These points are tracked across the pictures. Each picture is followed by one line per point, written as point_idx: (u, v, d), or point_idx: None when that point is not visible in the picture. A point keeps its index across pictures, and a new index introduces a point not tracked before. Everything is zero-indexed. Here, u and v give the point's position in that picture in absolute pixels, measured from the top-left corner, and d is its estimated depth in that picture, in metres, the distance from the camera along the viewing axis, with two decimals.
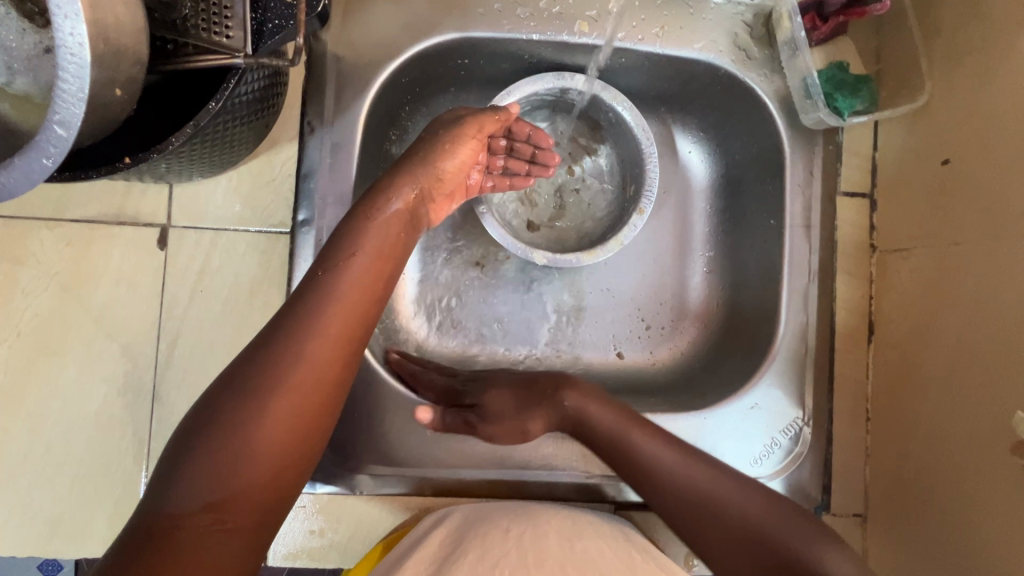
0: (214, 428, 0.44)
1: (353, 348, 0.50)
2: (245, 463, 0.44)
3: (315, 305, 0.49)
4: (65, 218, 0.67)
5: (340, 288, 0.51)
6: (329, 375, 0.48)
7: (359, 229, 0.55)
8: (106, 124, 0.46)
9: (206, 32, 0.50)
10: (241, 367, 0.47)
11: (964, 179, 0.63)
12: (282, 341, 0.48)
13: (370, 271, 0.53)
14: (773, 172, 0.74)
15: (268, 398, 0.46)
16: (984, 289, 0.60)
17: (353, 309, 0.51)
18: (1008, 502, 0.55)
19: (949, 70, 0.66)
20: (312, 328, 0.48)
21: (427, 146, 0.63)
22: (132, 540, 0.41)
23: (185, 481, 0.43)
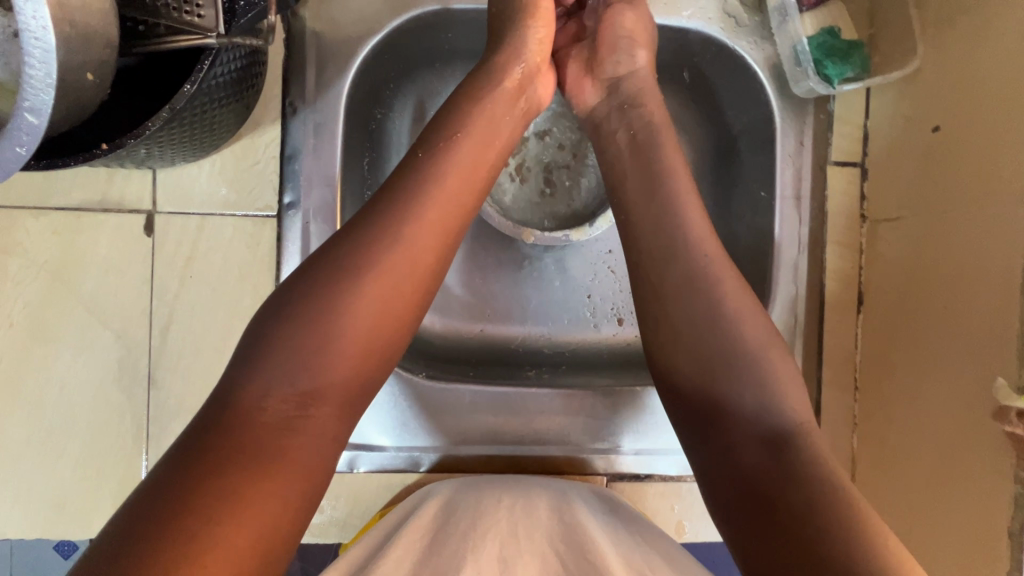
0: (309, 307, 0.47)
1: (431, 265, 0.52)
2: (326, 360, 0.47)
3: (411, 194, 0.52)
4: (50, 206, 0.66)
5: (421, 202, 0.52)
6: (422, 266, 0.51)
7: (438, 150, 0.55)
8: (81, 109, 0.46)
9: (176, 12, 0.48)
10: (316, 270, 0.49)
11: (954, 145, 0.62)
12: (379, 229, 0.50)
13: (450, 193, 0.53)
14: (766, 142, 0.73)
15: (346, 302, 0.48)
16: (970, 256, 0.60)
17: (448, 204, 0.53)
18: (987, 465, 0.57)
19: (943, 33, 0.64)
20: (411, 215, 0.51)
21: (497, 33, 0.64)
22: (228, 408, 0.45)
23: (266, 371, 0.46)
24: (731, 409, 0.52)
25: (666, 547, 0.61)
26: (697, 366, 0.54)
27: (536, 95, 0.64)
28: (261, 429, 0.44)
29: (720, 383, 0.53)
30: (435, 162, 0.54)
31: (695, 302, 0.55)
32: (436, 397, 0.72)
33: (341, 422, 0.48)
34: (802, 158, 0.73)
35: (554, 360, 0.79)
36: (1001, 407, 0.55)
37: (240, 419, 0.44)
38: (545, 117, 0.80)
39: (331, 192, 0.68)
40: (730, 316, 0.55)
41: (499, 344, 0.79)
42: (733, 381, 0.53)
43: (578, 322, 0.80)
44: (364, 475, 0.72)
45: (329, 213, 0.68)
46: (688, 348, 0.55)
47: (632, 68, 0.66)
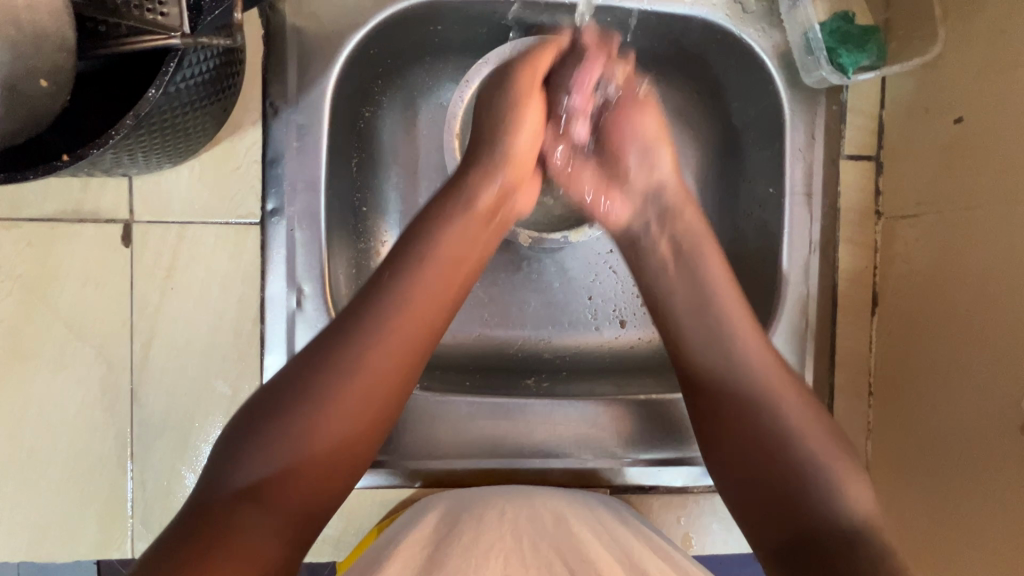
0: (269, 428, 0.46)
1: (400, 382, 0.50)
2: (301, 462, 0.46)
3: (379, 313, 0.50)
4: (22, 217, 0.63)
5: (388, 320, 0.50)
6: (387, 386, 0.49)
7: (413, 260, 0.52)
8: (38, 118, 0.43)
9: (138, 10, 0.45)
10: (300, 366, 0.48)
11: (979, 138, 0.58)
12: (343, 349, 0.48)
13: (419, 309, 0.51)
14: (774, 136, 0.69)
15: (324, 402, 0.47)
16: (998, 257, 0.56)
17: (418, 322, 0.51)
18: (1013, 479, 0.53)
19: (965, 16, 0.60)
20: (376, 333, 0.49)
21: (479, 131, 0.60)
22: (187, 524, 0.44)
23: (243, 466, 0.45)
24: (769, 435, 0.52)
25: (672, 555, 0.59)
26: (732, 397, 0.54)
27: (516, 206, 0.60)
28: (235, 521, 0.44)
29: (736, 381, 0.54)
30: (406, 274, 0.52)
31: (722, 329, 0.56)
32: (436, 410, 0.69)
33: (307, 527, 0.47)
34: (813, 153, 0.69)
35: (555, 366, 0.76)
36: None
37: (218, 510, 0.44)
38: None
39: (317, 198, 0.65)
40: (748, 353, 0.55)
41: (497, 351, 0.76)
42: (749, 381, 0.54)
43: (581, 325, 0.77)
44: (358, 492, 0.69)
45: (314, 219, 0.65)
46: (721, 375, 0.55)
47: (661, 177, 0.61)
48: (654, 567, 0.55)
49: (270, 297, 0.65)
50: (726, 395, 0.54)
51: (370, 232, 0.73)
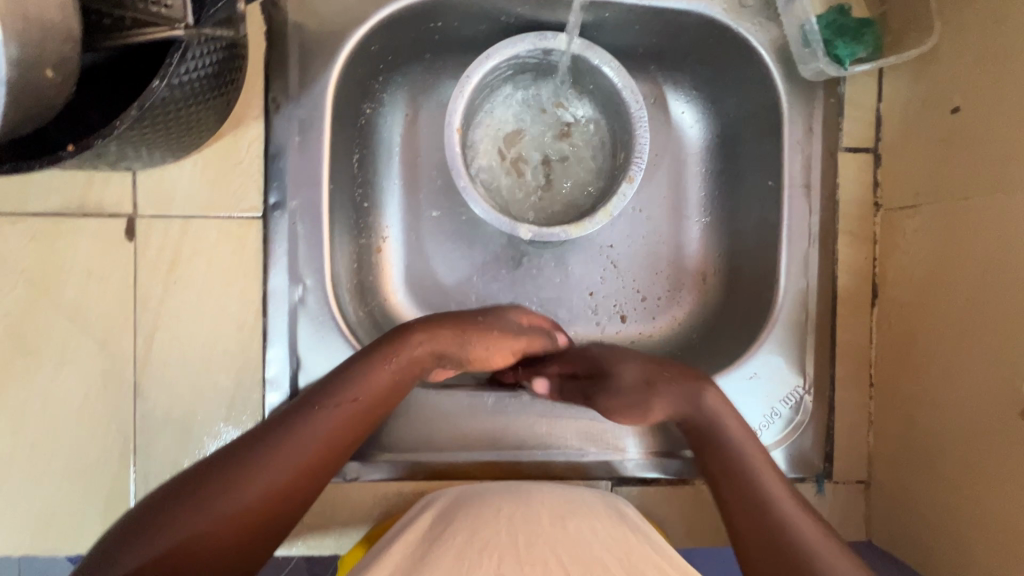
0: (165, 530, 0.46)
1: (301, 502, 0.52)
2: (177, 569, 0.45)
3: (300, 435, 0.53)
4: (28, 212, 0.64)
5: (305, 442, 0.53)
6: (288, 505, 0.51)
7: (341, 392, 0.56)
8: (46, 108, 0.44)
9: (143, 3, 0.45)
10: (198, 474, 0.50)
11: (975, 127, 0.58)
12: (261, 461, 0.50)
13: (334, 438, 0.54)
14: (771, 130, 0.70)
15: (234, 503, 0.48)
16: (995, 244, 0.56)
17: (331, 450, 0.54)
18: (1016, 467, 0.53)
19: (960, 7, 0.60)
20: (293, 453, 0.52)
21: (479, 318, 0.65)
22: None
23: (122, 566, 0.44)
24: (754, 493, 0.56)
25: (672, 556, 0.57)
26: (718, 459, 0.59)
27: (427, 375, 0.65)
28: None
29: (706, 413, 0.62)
30: (332, 405, 0.55)
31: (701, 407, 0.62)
32: (436, 403, 0.69)
33: None
34: (810, 145, 0.70)
35: None
36: None
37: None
38: (547, 110, 0.77)
39: (319, 192, 0.65)
40: (722, 427, 0.60)
41: None
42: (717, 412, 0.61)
43: (582, 320, 0.77)
44: (359, 486, 0.69)
45: (316, 213, 0.66)
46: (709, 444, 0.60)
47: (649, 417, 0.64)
48: (655, 568, 0.53)
49: (273, 291, 0.66)
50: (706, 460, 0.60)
51: (370, 227, 0.73)
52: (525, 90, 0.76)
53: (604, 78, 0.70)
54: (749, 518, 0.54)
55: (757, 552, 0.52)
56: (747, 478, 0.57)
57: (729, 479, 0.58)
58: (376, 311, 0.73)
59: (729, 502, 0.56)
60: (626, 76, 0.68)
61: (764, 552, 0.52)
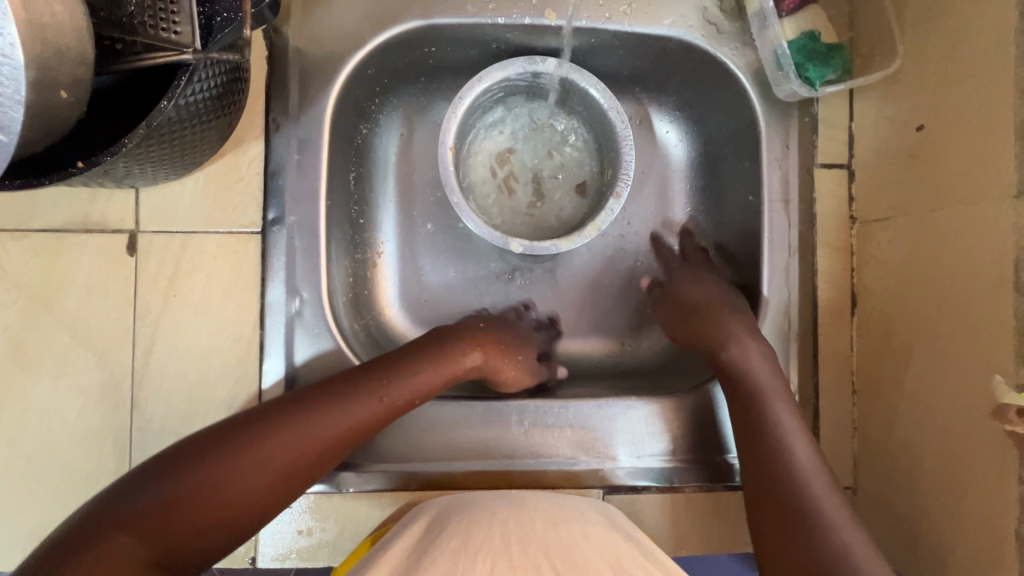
0: (202, 463, 0.52)
1: (316, 468, 0.57)
2: (202, 502, 0.50)
3: (337, 409, 0.57)
4: (32, 227, 0.66)
5: (339, 416, 0.57)
6: (308, 468, 0.56)
7: (389, 376, 0.61)
8: (57, 127, 0.46)
9: (154, 29, 0.49)
10: (253, 420, 0.55)
11: (939, 143, 0.62)
12: (298, 423, 0.55)
13: (364, 418, 0.59)
14: (751, 148, 0.74)
15: (264, 456, 0.53)
16: (962, 252, 0.58)
17: (359, 427, 0.58)
18: (992, 467, 0.54)
19: (919, 33, 0.64)
20: (323, 426, 0.56)
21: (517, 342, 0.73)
22: (85, 524, 0.48)
23: (160, 487, 0.50)
24: (781, 461, 0.59)
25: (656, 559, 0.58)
26: (750, 423, 0.63)
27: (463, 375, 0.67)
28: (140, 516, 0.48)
29: (762, 413, 0.62)
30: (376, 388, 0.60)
31: (749, 372, 0.65)
32: (428, 413, 0.70)
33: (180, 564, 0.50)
34: (788, 161, 0.73)
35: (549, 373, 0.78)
36: (1000, 406, 0.53)
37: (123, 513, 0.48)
38: (538, 130, 0.81)
39: (316, 208, 0.68)
40: (767, 395, 0.63)
41: None
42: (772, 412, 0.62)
43: (573, 331, 0.80)
44: (354, 497, 0.70)
45: (313, 229, 0.68)
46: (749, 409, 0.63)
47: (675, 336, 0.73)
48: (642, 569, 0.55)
49: (271, 303, 0.68)
50: (741, 414, 0.64)
51: (366, 243, 0.76)
52: (517, 111, 0.79)
53: (592, 99, 0.73)
54: (772, 499, 0.58)
55: (765, 506, 0.58)
56: (776, 440, 0.61)
57: (764, 443, 0.61)
58: (371, 324, 0.75)
59: (763, 500, 0.59)
60: (612, 98, 0.72)
61: (771, 506, 0.58)
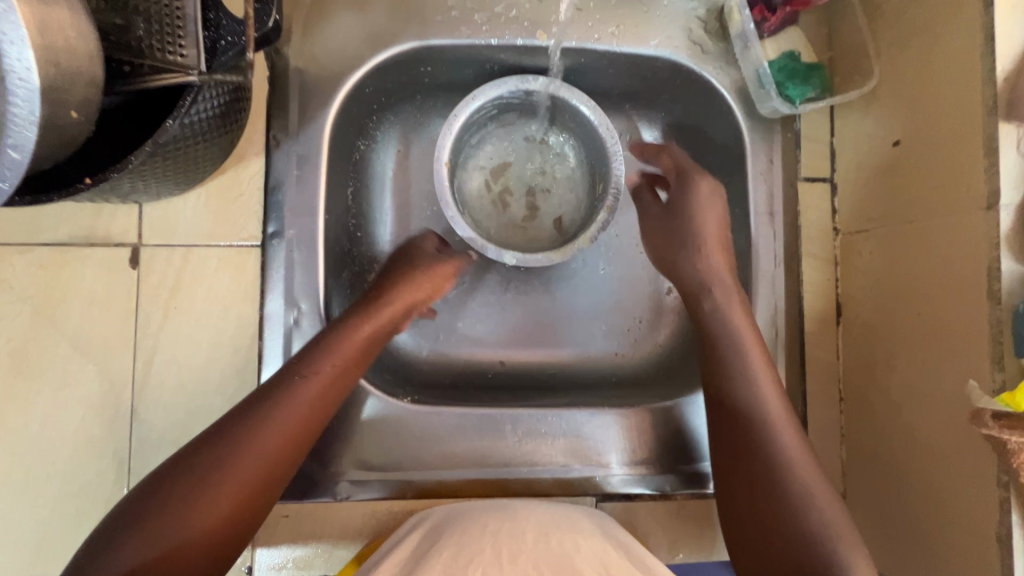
0: (153, 509, 0.49)
1: (276, 470, 0.54)
2: (165, 545, 0.47)
3: (271, 403, 0.56)
4: (37, 242, 0.67)
5: (275, 409, 0.55)
6: (267, 471, 0.53)
7: (308, 359, 0.60)
8: (67, 145, 0.47)
9: (160, 52, 0.51)
10: (187, 455, 0.52)
11: (915, 158, 0.64)
12: (235, 432, 0.53)
13: (304, 405, 0.57)
14: (737, 162, 0.76)
15: (212, 476, 0.51)
16: (939, 261, 0.60)
17: (304, 414, 0.57)
18: (974, 471, 0.56)
19: (894, 53, 0.67)
20: (263, 424, 0.54)
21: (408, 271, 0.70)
22: None
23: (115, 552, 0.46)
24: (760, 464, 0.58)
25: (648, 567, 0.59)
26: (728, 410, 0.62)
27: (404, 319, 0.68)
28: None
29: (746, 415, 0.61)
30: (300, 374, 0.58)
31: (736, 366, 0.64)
32: (423, 423, 0.71)
33: None
34: (772, 175, 0.75)
35: (543, 383, 0.79)
36: (977, 410, 0.53)
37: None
38: (530, 145, 0.83)
39: (315, 222, 0.70)
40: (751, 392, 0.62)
41: (483, 369, 0.79)
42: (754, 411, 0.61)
43: (566, 341, 0.81)
44: (350, 505, 0.71)
45: (312, 242, 0.69)
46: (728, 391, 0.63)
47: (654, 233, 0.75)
48: None
49: (270, 315, 0.69)
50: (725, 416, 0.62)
51: (364, 256, 0.78)
52: (510, 127, 0.82)
53: (582, 115, 0.75)
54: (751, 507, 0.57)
55: (745, 518, 0.57)
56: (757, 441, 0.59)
57: (743, 433, 0.60)
58: None
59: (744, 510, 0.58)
60: (602, 114, 0.74)
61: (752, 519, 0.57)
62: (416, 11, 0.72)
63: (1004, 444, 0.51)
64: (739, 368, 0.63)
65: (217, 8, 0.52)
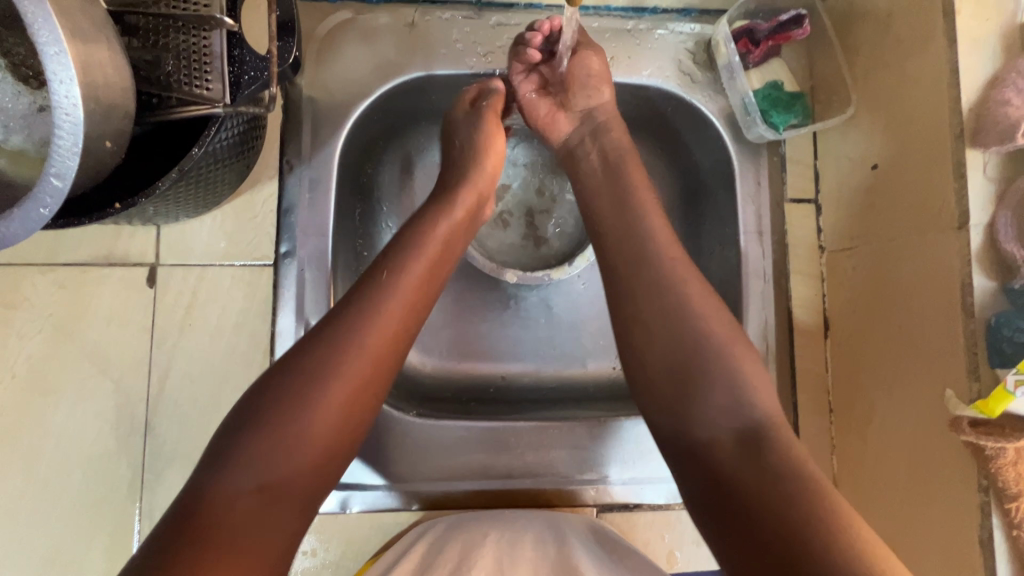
0: (279, 407, 0.48)
1: (393, 361, 0.54)
2: (303, 436, 0.48)
3: (375, 295, 0.54)
4: (58, 262, 0.70)
5: (380, 302, 0.54)
6: (383, 361, 0.53)
7: (406, 250, 0.58)
8: (99, 172, 0.51)
9: (187, 85, 0.54)
10: (296, 355, 0.51)
11: (893, 179, 0.68)
12: (345, 325, 0.52)
13: (407, 293, 0.56)
14: (726, 183, 0.80)
15: (333, 372, 0.50)
16: (918, 278, 0.64)
17: (408, 304, 0.55)
18: (956, 477, 0.58)
19: (870, 83, 0.72)
20: (373, 316, 0.53)
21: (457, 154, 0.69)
22: (185, 518, 0.44)
23: (248, 453, 0.47)
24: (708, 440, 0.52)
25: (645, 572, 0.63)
26: (672, 378, 0.55)
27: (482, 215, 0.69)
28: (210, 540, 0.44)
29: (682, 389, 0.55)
30: (402, 262, 0.57)
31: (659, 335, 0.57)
32: (429, 437, 0.74)
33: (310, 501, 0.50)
34: (760, 196, 0.79)
35: (543, 396, 0.82)
36: (955, 418, 0.58)
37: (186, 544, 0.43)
38: (529, 166, 0.86)
39: (326, 242, 0.73)
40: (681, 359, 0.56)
41: (485, 382, 0.82)
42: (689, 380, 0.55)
43: (567, 355, 0.84)
44: (357, 517, 0.73)
45: (323, 262, 0.73)
46: (659, 370, 0.56)
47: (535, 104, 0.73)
48: None
49: (280, 331, 0.72)
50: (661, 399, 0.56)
51: None
52: (509, 150, 0.86)
53: None
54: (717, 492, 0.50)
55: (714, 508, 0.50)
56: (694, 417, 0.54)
57: (685, 392, 0.55)
58: None
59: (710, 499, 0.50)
60: None
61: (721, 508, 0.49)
62: (422, 43, 0.77)
63: (982, 450, 0.55)
64: (666, 324, 0.57)
65: (240, 45, 0.55)
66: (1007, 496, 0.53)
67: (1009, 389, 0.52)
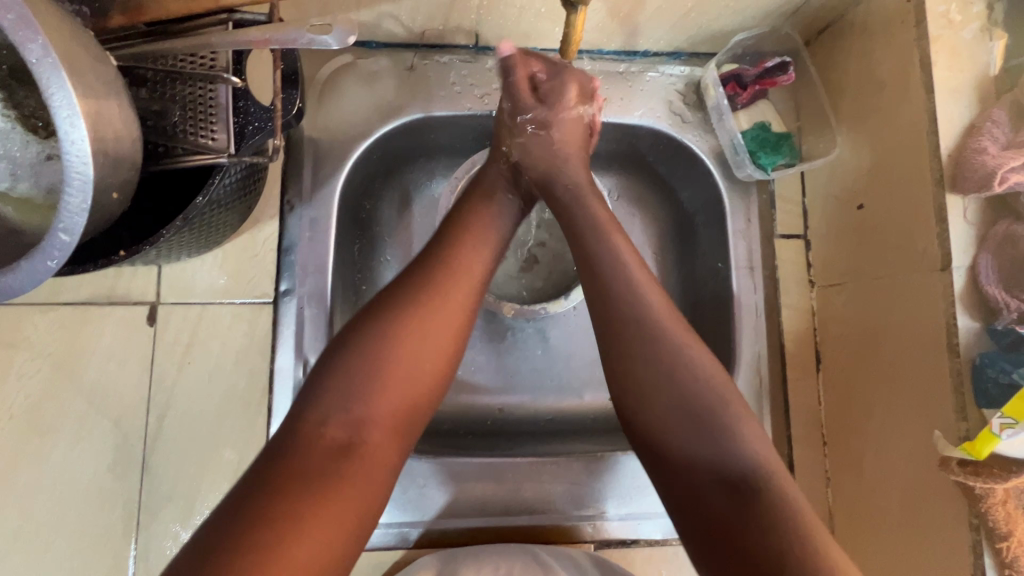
0: (366, 347, 0.52)
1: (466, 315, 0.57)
2: (393, 369, 0.52)
3: (446, 253, 0.59)
4: (58, 301, 0.71)
5: (452, 260, 0.59)
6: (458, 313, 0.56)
7: (469, 218, 0.64)
8: (104, 221, 0.52)
9: (193, 135, 0.56)
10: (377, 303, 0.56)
11: (878, 218, 0.70)
12: (420, 279, 0.57)
13: (475, 253, 0.60)
14: (717, 220, 0.82)
15: (412, 317, 0.54)
16: (905, 315, 0.66)
17: (475, 262, 0.60)
18: (949, 514, 0.59)
19: (854, 125, 0.75)
20: (444, 271, 0.57)
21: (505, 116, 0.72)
22: (285, 448, 0.48)
23: (341, 385, 0.51)
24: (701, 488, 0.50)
25: None
26: (661, 420, 0.53)
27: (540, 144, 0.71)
28: (313, 468, 0.47)
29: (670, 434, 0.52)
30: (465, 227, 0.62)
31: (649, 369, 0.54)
32: (427, 473, 0.74)
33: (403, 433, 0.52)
34: (751, 232, 0.81)
35: (540, 429, 0.83)
36: (943, 457, 0.59)
37: (283, 474, 0.46)
38: None
39: (324, 280, 0.74)
40: (671, 400, 0.53)
41: (482, 415, 0.82)
42: (678, 424, 0.52)
43: (564, 388, 0.84)
44: None
45: (323, 300, 0.74)
46: (653, 389, 0.54)
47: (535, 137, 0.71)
48: None
49: (279, 368, 0.72)
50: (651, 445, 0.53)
51: None
52: None
53: None
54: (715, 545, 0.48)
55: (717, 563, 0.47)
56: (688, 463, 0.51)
57: (672, 438, 0.52)
58: None
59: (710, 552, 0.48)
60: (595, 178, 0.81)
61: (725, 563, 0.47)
62: (421, 86, 0.79)
63: (971, 489, 0.56)
64: (657, 359, 0.54)
65: (246, 97, 0.57)
66: (997, 535, 0.55)
67: (993, 432, 0.54)
